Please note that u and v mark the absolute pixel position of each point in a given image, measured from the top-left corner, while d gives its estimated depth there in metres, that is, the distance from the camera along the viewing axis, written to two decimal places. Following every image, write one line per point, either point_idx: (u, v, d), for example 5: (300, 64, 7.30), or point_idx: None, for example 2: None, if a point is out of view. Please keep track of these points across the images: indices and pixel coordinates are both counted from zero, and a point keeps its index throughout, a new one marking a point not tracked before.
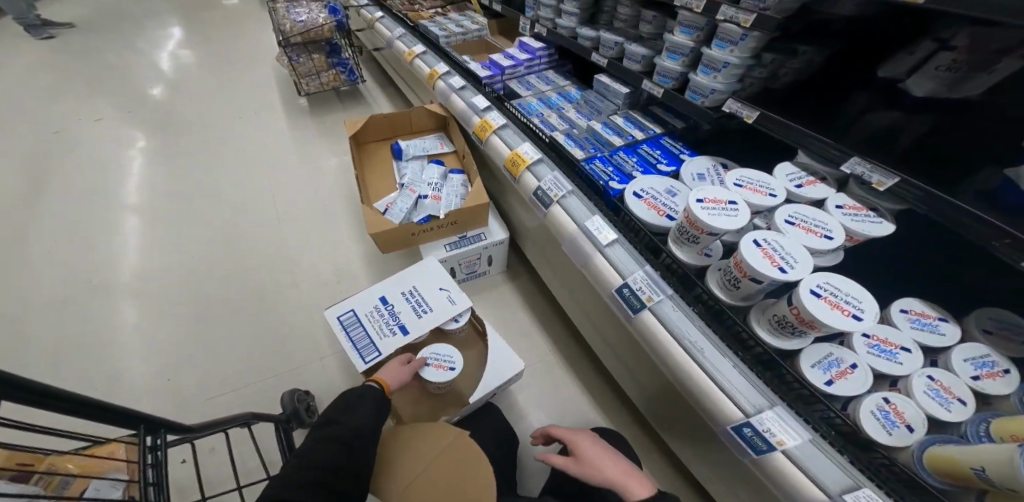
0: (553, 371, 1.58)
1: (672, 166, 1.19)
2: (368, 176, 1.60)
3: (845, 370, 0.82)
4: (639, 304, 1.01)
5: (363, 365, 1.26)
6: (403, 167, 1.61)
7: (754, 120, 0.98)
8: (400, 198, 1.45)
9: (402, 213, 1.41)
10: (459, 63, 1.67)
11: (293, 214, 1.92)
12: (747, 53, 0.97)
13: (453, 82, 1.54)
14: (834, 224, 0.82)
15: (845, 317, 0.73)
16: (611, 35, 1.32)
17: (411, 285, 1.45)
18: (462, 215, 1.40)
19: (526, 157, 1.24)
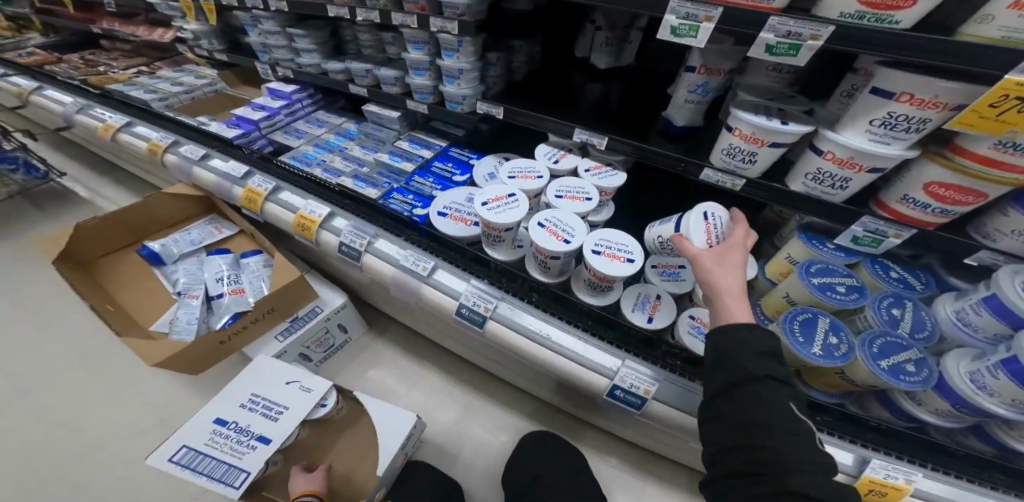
0: (451, 399, 1.55)
1: (466, 175, 1.20)
2: (128, 298, 1.41)
3: (655, 302, 0.95)
4: (480, 318, 0.99)
5: (236, 493, 1.02)
6: (177, 270, 1.48)
7: (503, 116, 1.09)
8: (182, 309, 1.33)
9: (193, 323, 1.30)
10: (190, 127, 1.47)
11: (35, 397, 1.40)
12: (471, 57, 1.07)
13: (189, 154, 1.36)
14: (589, 188, 0.94)
15: (621, 263, 0.81)
16: (358, 64, 1.30)
17: (250, 393, 1.20)
18: (277, 300, 1.32)
19: (314, 217, 1.15)
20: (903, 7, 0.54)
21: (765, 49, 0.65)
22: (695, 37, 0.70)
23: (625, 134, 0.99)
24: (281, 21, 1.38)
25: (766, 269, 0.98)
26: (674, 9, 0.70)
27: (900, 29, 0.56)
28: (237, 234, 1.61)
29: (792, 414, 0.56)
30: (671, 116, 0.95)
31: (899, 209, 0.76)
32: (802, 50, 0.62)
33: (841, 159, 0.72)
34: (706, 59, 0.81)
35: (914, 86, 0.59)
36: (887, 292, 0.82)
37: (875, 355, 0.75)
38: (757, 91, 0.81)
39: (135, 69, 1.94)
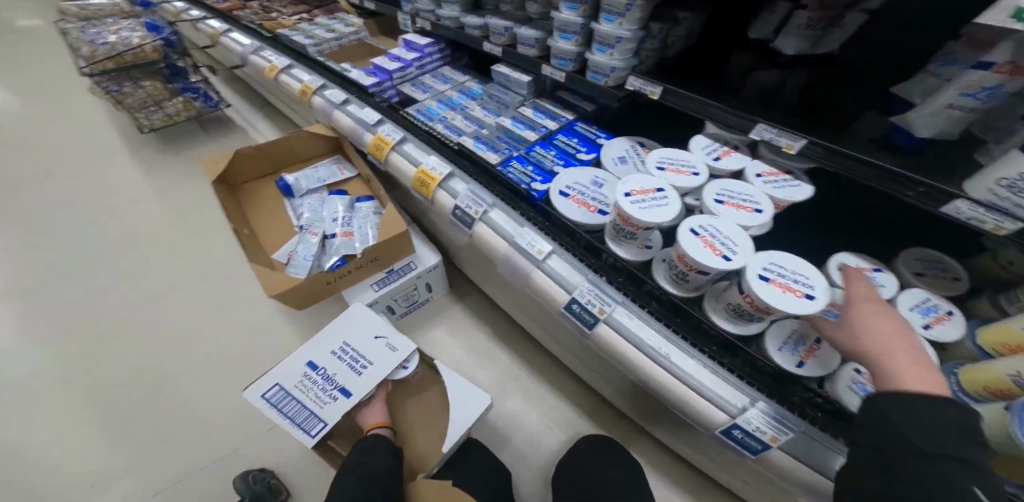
0: (519, 381, 1.50)
1: (592, 154, 1.09)
2: (261, 221, 1.55)
3: (813, 348, 0.77)
4: (592, 319, 0.89)
5: (312, 441, 1.10)
6: (303, 205, 1.57)
7: (660, 95, 0.95)
8: (303, 244, 1.42)
9: (308, 260, 1.38)
10: (336, 72, 1.53)
11: (184, 290, 1.65)
12: (635, 24, 0.93)
13: (332, 98, 1.41)
14: (760, 195, 0.78)
15: (799, 298, 0.63)
16: (498, 20, 1.22)
17: (342, 341, 1.25)
18: (380, 249, 1.35)
19: (434, 174, 1.11)
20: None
21: None
22: None
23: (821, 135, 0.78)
24: None
25: (979, 335, 0.74)
26: None
27: None
28: (356, 178, 1.68)
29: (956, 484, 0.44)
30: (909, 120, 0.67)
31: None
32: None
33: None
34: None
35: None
36: None
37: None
38: None
39: (300, 16, 2.09)
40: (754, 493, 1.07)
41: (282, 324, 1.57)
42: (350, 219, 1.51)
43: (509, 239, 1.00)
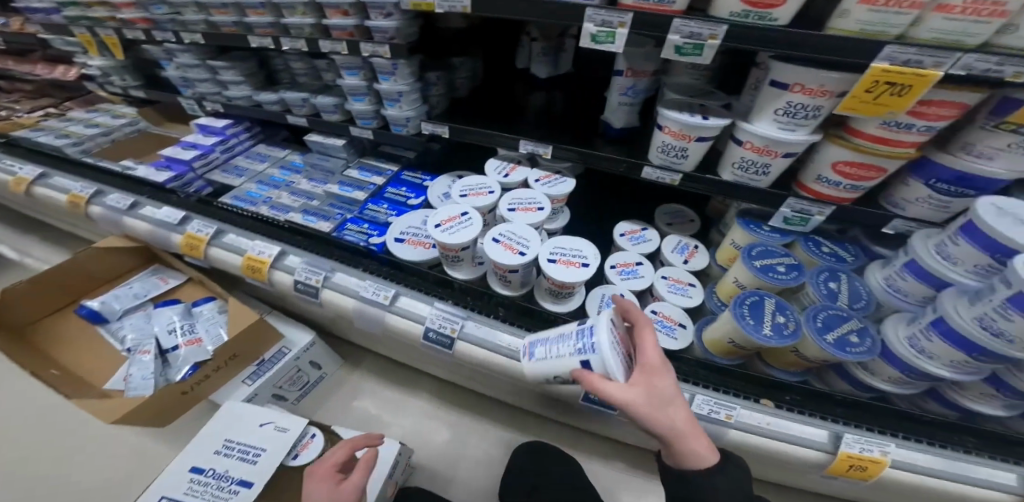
0: (442, 423, 1.45)
1: (421, 197, 1.18)
2: (75, 359, 1.32)
3: (625, 301, 0.98)
4: (448, 339, 1.01)
5: None
6: (122, 328, 1.38)
7: (448, 133, 1.12)
8: (134, 365, 1.26)
9: (149, 378, 1.23)
10: (119, 175, 1.41)
11: None
12: (408, 78, 1.07)
13: (117, 205, 1.30)
14: (541, 198, 0.98)
15: (577, 269, 0.87)
16: (293, 94, 1.26)
17: (225, 438, 1.15)
18: (237, 345, 1.26)
19: (264, 257, 1.13)
20: (777, 5, 0.66)
21: (675, 50, 0.75)
22: (614, 42, 0.78)
23: (572, 142, 1.05)
24: (200, 54, 1.33)
25: (716, 256, 1.03)
26: (592, 17, 0.78)
27: (781, 24, 0.67)
28: (188, 281, 1.51)
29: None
30: (608, 119, 1.05)
31: (817, 189, 0.85)
32: (705, 49, 0.72)
33: (759, 148, 0.82)
34: (633, 62, 0.93)
35: (804, 79, 0.70)
36: (823, 266, 0.88)
37: (820, 329, 0.80)
38: (682, 89, 0.95)
39: (42, 111, 1.78)
40: (652, 441, 1.19)
41: (130, 480, 1.27)
42: (192, 325, 1.37)
43: (359, 297, 1.07)
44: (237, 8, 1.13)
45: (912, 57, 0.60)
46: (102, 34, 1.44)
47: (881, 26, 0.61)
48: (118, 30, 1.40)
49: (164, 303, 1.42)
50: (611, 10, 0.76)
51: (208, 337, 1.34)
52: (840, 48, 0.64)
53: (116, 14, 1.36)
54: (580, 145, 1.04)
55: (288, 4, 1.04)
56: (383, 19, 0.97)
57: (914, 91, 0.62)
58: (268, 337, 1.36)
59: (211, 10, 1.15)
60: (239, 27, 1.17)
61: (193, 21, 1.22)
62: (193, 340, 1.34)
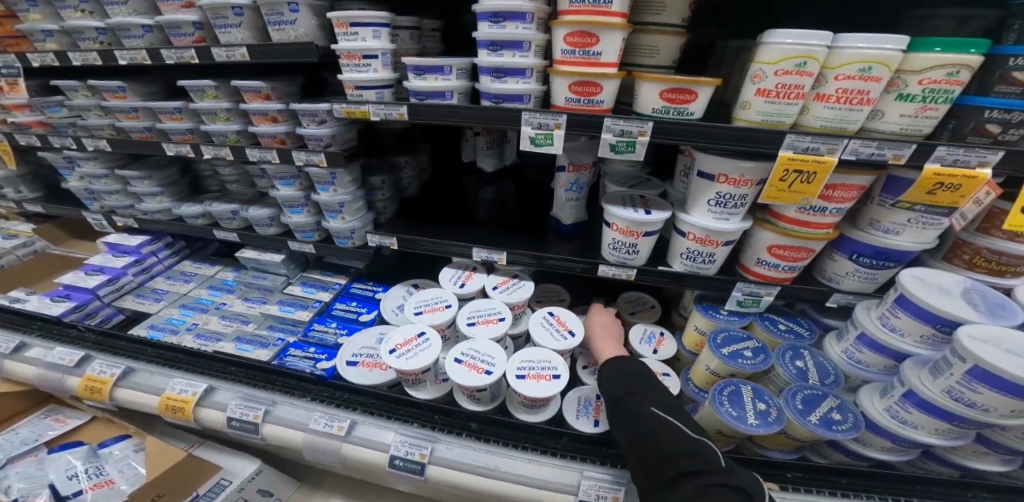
0: None
1: (374, 311, 1.10)
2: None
3: (597, 403, 0.95)
4: (417, 465, 0.91)
5: None
6: (1, 482, 0.99)
7: (398, 244, 1.07)
8: None
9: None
10: (3, 309, 1.19)
11: None
12: (349, 186, 1.01)
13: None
14: (501, 306, 0.97)
15: (550, 381, 0.83)
16: (220, 206, 1.14)
17: None
18: (167, 482, 1.00)
19: (187, 395, 0.98)
20: (692, 101, 0.69)
21: (610, 149, 0.75)
22: (552, 143, 0.77)
23: (524, 245, 1.04)
24: (106, 161, 1.21)
25: (682, 341, 1.02)
26: (527, 121, 0.77)
27: (697, 117, 0.70)
28: (92, 420, 1.20)
29: (662, 422, 0.69)
30: (560, 216, 1.06)
31: (761, 271, 0.86)
32: (637, 146, 0.73)
33: (701, 238, 0.83)
34: (572, 158, 0.95)
35: (725, 170, 0.72)
36: (785, 345, 0.88)
37: (802, 411, 0.76)
38: (621, 180, 0.99)
39: None
40: None
41: None
42: (103, 467, 1.04)
43: (311, 424, 0.94)
44: (150, 113, 1.05)
45: (810, 145, 0.63)
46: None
47: (778, 116, 0.63)
48: (9, 136, 1.25)
49: (71, 446, 1.09)
50: (545, 113, 0.76)
51: (129, 473, 1.02)
52: (748, 137, 0.65)
53: (8, 118, 1.23)
54: (534, 247, 1.04)
55: (207, 108, 0.96)
56: (316, 125, 0.91)
57: (819, 178, 0.64)
58: (205, 469, 1.08)
59: (119, 115, 1.06)
60: (153, 133, 1.08)
61: (97, 125, 1.11)
62: (108, 480, 1.00)
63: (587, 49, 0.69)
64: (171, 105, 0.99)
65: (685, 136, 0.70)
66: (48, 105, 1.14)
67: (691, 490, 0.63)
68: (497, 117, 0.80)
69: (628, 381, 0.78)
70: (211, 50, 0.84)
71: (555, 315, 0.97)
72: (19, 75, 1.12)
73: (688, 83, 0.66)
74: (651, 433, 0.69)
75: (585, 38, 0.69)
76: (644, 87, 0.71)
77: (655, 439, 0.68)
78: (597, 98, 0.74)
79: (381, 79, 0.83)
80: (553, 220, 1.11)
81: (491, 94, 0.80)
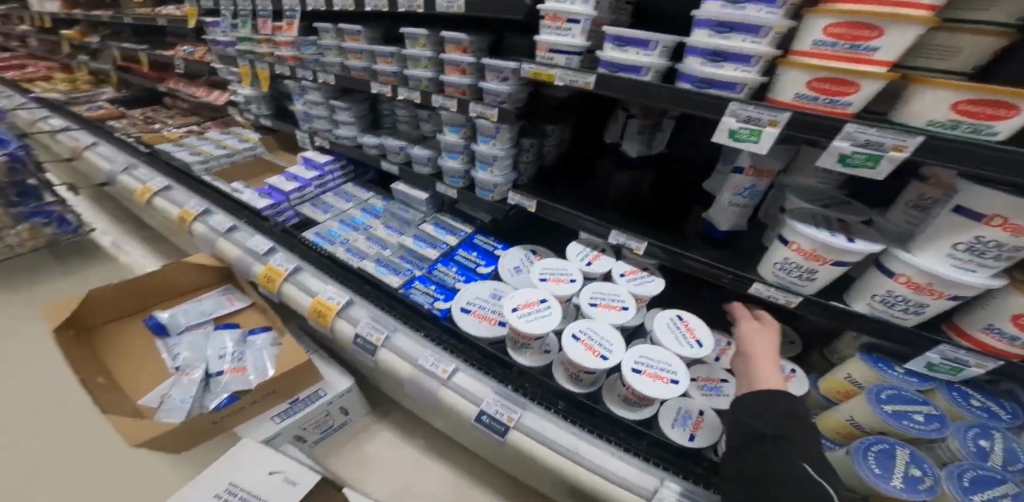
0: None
1: (490, 265, 1.12)
2: (127, 371, 1.21)
3: (700, 419, 0.88)
4: (503, 427, 0.92)
5: None
6: (177, 344, 1.29)
7: (536, 208, 1.10)
8: (176, 388, 1.16)
9: (186, 402, 1.13)
10: (225, 196, 1.50)
11: None
12: (506, 143, 1.07)
13: (217, 226, 1.38)
14: (625, 294, 0.95)
15: (666, 385, 0.78)
16: (392, 141, 1.30)
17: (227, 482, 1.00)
18: (282, 382, 1.16)
19: (332, 303, 1.12)
20: (1003, 119, 0.52)
21: (839, 158, 0.65)
22: (758, 141, 0.70)
23: (664, 238, 1.00)
24: (326, 93, 1.44)
25: (820, 385, 0.92)
26: (733, 113, 0.72)
27: (1000, 139, 0.54)
28: (249, 307, 1.42)
29: (808, 484, 0.56)
30: (715, 220, 1.00)
31: (982, 339, 0.70)
32: (882, 162, 0.61)
33: (917, 284, 0.69)
34: (756, 160, 0.87)
35: (1006, 211, 0.57)
36: (972, 421, 0.73)
37: (966, 489, 0.64)
38: (809, 195, 0.88)
39: (189, 129, 2.02)
40: None
41: None
42: (241, 353, 1.27)
43: (419, 363, 1.02)
44: (371, 56, 1.22)
45: None
46: (258, 67, 1.63)
47: None
48: (272, 65, 1.57)
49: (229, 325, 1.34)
50: (762, 108, 0.69)
51: (252, 367, 1.23)
52: None
53: (274, 51, 1.53)
54: (674, 243, 0.99)
55: (415, 55, 1.09)
56: (498, 82, 0.98)
57: None
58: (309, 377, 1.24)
59: (349, 54, 1.25)
60: (366, 72, 1.25)
61: (331, 62, 1.33)
62: (237, 370, 1.23)
63: (857, 43, 0.58)
64: (388, 49, 1.14)
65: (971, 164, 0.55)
66: (304, 43, 1.39)
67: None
68: (693, 102, 0.77)
69: (781, 420, 0.65)
70: (436, 2, 0.94)
71: (684, 320, 0.92)
72: (293, 16, 1.38)
73: (1014, 96, 0.50)
74: (786, 482, 0.58)
75: (860, 29, 0.57)
76: (926, 93, 0.57)
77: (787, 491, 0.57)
78: (845, 100, 0.62)
79: (576, 45, 0.85)
80: (704, 223, 1.04)
81: (698, 77, 0.76)
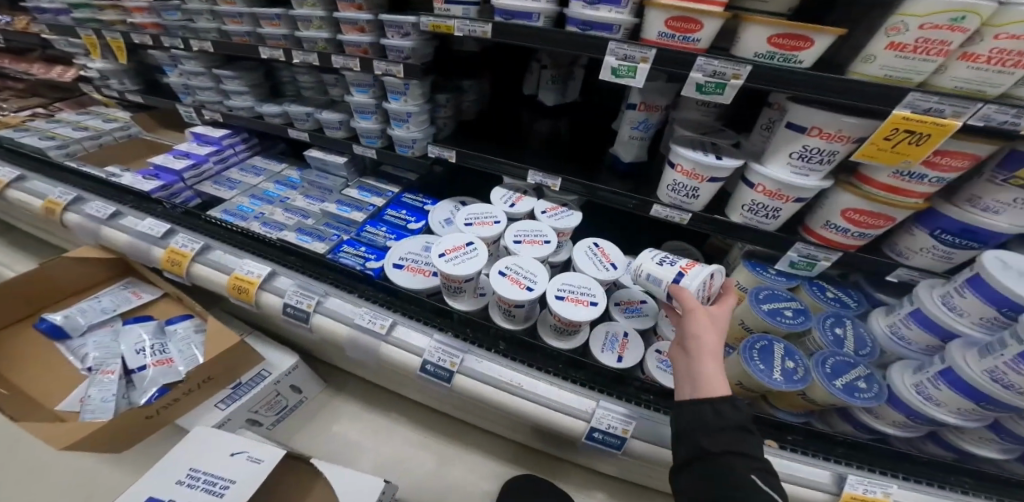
0: (424, 451, 1.30)
1: (422, 221, 1.13)
2: (26, 380, 1.13)
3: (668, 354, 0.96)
4: (447, 373, 0.97)
5: None
6: (83, 346, 1.20)
7: (456, 158, 1.10)
8: (93, 387, 1.09)
9: (110, 400, 1.07)
10: (100, 180, 1.32)
11: None
12: (419, 99, 1.04)
13: (94, 213, 1.21)
14: (546, 229, 1.00)
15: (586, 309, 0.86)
16: (297, 107, 1.20)
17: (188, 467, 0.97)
18: (214, 367, 1.11)
19: (253, 277, 1.06)
20: (804, 49, 0.67)
21: (696, 88, 0.76)
22: (634, 76, 0.79)
23: (577, 174, 1.06)
24: (205, 61, 1.29)
25: None
26: (613, 51, 0.79)
27: (805, 66, 0.69)
28: (162, 297, 1.34)
29: (755, 490, 0.55)
30: (619, 152, 1.07)
31: (825, 234, 0.90)
32: (727, 89, 0.73)
33: (770, 191, 0.86)
34: (645, 96, 0.95)
35: (821, 122, 0.73)
36: (829, 312, 0.94)
37: (830, 375, 0.83)
38: (694, 125, 0.98)
39: (30, 113, 1.67)
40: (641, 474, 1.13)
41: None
42: (162, 345, 1.21)
43: (353, 325, 1.02)
44: (253, 19, 1.13)
45: (934, 106, 0.63)
46: (108, 38, 1.41)
47: (907, 72, 0.64)
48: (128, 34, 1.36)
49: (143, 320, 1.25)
50: (633, 46, 0.77)
51: (177, 358, 1.17)
52: (864, 94, 0.66)
53: (127, 18, 1.33)
54: (585, 176, 1.06)
55: (305, 15, 1.02)
56: (400, 38, 0.94)
57: (931, 140, 0.65)
58: (250, 358, 1.20)
59: (226, 18, 1.14)
60: (251, 38, 1.16)
61: (205, 29, 1.20)
62: (161, 362, 1.17)
63: (687, 34, 0.74)
64: (272, 11, 1.05)
65: (785, 85, 0.70)
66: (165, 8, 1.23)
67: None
68: (578, 45, 0.82)
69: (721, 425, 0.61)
70: None
71: (600, 247, 1.00)
72: None
73: (804, 29, 0.64)
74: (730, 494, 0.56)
75: (688, 23, 0.72)
76: (751, 29, 0.70)
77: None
78: (694, 36, 0.74)
79: None
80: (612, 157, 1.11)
81: (581, 20, 0.81)
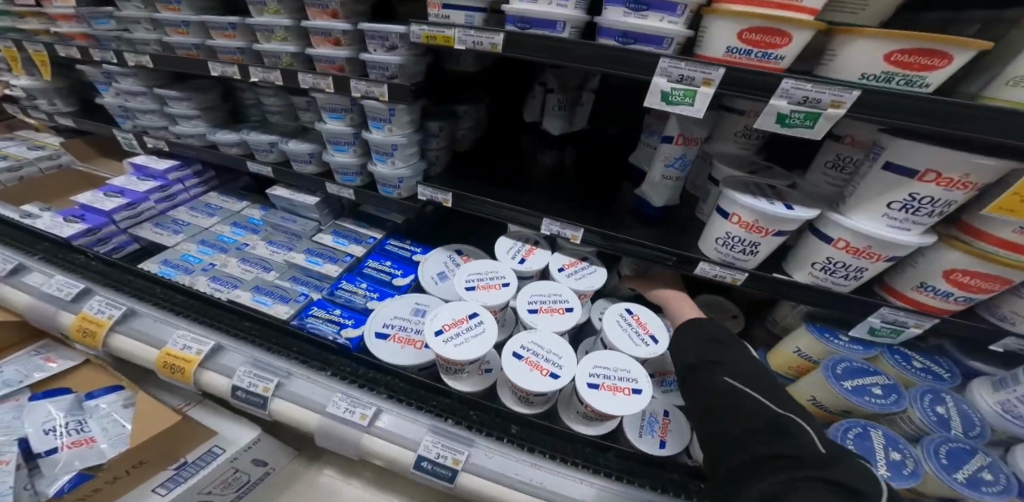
0: None
1: (409, 276, 0.93)
2: None
3: None
4: (449, 473, 0.74)
5: None
6: None
7: (452, 202, 0.90)
8: None
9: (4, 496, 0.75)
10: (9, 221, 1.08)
11: None
12: (406, 128, 0.84)
13: None
14: (567, 293, 0.81)
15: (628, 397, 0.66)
16: (258, 136, 0.99)
17: None
18: (143, 452, 0.84)
19: (191, 354, 0.84)
20: (936, 69, 0.50)
21: (778, 119, 0.58)
22: (693, 103, 0.60)
23: (597, 222, 0.88)
24: (146, 80, 1.07)
25: (769, 361, 0.93)
26: (665, 70, 0.60)
27: (930, 91, 0.52)
28: (87, 363, 1.06)
29: (733, 392, 0.59)
30: (648, 196, 0.87)
31: (916, 298, 0.73)
32: (821, 121, 0.55)
33: (856, 249, 0.68)
34: (684, 128, 0.76)
35: (938, 164, 0.56)
36: (923, 386, 0.77)
37: (946, 466, 0.65)
38: (733, 162, 0.82)
39: None
40: None
41: None
42: (86, 420, 0.90)
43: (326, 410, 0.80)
44: (202, 29, 0.92)
45: None
46: (29, 50, 1.18)
47: None
48: (53, 46, 1.14)
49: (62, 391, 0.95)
50: (694, 64, 0.58)
51: (109, 433, 0.87)
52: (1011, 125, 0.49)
53: (51, 28, 1.11)
54: (605, 225, 0.87)
55: (265, 25, 0.82)
56: (384, 52, 0.75)
57: None
58: (197, 432, 0.93)
59: (168, 28, 0.93)
60: (200, 52, 0.95)
61: (143, 40, 0.98)
62: (85, 441, 0.86)
63: (767, 50, 0.56)
64: (224, 19, 0.85)
65: (896, 115, 0.52)
66: (96, 16, 1.01)
67: (760, 485, 0.49)
68: (613, 61, 0.63)
69: (705, 349, 0.68)
70: None
71: (634, 313, 0.82)
72: None
73: (938, 42, 0.48)
74: (720, 410, 0.58)
75: (771, 37, 0.55)
76: (853, 45, 0.54)
77: (727, 411, 0.57)
78: (776, 53, 0.56)
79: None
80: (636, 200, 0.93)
81: (622, 30, 0.62)
